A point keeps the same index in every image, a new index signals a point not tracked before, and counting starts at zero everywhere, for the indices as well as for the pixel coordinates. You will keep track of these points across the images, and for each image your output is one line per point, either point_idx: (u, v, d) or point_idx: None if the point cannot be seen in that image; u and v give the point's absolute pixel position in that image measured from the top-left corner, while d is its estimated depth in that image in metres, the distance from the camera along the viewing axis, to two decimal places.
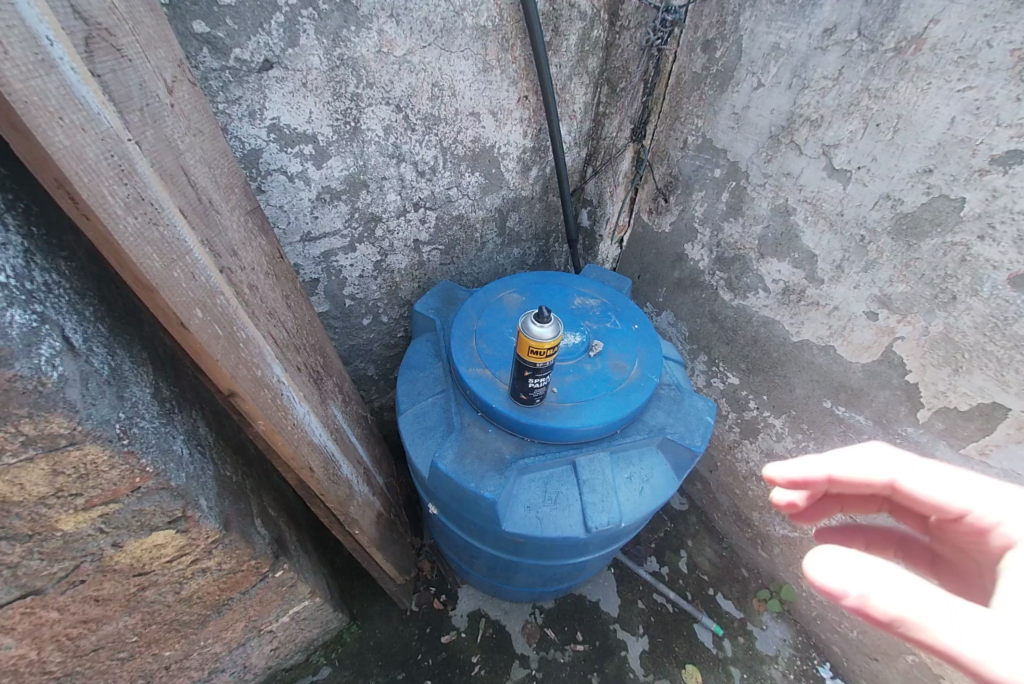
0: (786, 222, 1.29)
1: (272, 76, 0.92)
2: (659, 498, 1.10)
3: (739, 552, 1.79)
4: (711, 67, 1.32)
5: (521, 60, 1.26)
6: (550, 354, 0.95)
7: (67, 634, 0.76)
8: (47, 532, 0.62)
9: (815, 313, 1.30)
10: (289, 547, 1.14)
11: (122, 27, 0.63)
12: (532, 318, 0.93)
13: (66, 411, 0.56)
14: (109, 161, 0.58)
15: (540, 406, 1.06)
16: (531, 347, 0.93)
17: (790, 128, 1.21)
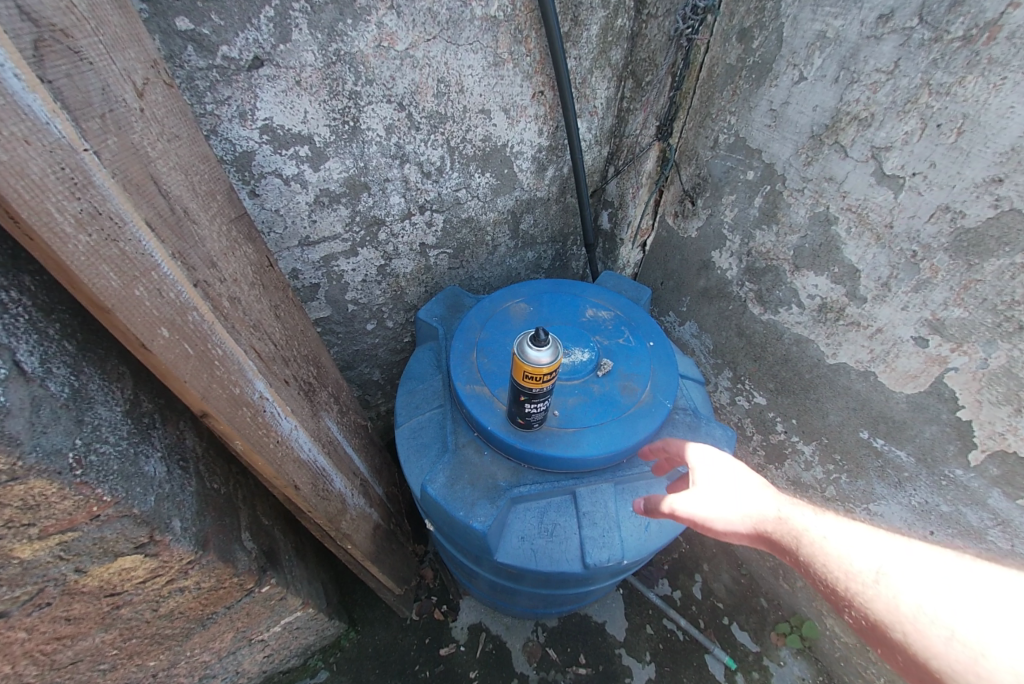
0: (826, 232, 1.15)
1: (262, 75, 0.87)
2: (666, 534, 1.01)
3: (758, 580, 1.68)
4: (747, 58, 1.20)
5: (536, 52, 1.16)
6: (548, 379, 0.88)
7: (42, 649, 0.75)
8: (3, 559, 0.60)
9: (855, 333, 1.16)
10: (280, 558, 1.12)
11: (82, 27, 0.59)
12: (528, 338, 0.86)
13: (5, 446, 0.53)
14: (59, 175, 0.54)
15: (539, 431, 0.99)
16: (526, 371, 0.87)
17: (835, 127, 1.07)
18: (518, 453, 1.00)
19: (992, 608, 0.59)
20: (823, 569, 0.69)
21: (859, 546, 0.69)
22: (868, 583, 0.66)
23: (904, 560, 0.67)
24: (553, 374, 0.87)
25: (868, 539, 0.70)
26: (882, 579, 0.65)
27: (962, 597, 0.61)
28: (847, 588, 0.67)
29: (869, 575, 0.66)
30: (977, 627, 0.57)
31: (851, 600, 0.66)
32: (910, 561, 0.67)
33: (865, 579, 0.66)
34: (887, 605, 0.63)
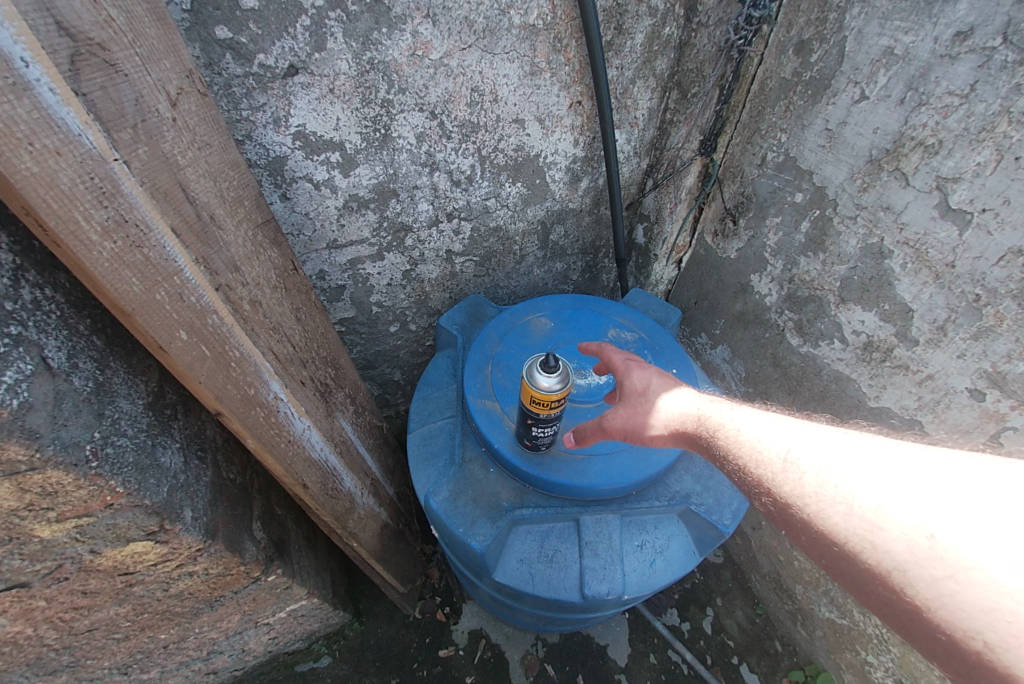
0: (878, 265, 1.06)
1: (297, 82, 0.88)
2: (672, 574, 0.97)
3: (774, 622, 1.59)
4: (804, 73, 1.12)
5: (575, 61, 1.13)
6: (555, 406, 0.86)
7: (61, 616, 0.80)
8: (25, 537, 0.65)
9: (901, 377, 1.07)
10: (289, 548, 1.16)
11: (120, 41, 0.62)
12: (539, 363, 0.86)
13: (24, 439, 0.56)
14: (88, 184, 0.56)
15: (545, 455, 0.97)
16: (534, 397, 0.86)
17: (896, 153, 0.98)
18: (522, 474, 0.99)
19: (958, 489, 0.58)
20: (791, 494, 0.68)
21: (824, 454, 0.68)
22: (829, 491, 0.65)
23: (870, 458, 0.65)
24: (561, 402, 0.85)
25: (832, 441, 0.70)
26: (842, 488, 0.64)
27: (928, 486, 0.59)
28: (815, 515, 0.65)
29: (839, 485, 0.64)
30: (940, 519, 0.56)
31: (815, 513, 0.65)
32: (873, 457, 0.65)
33: (823, 487, 0.65)
34: (845, 508, 0.63)
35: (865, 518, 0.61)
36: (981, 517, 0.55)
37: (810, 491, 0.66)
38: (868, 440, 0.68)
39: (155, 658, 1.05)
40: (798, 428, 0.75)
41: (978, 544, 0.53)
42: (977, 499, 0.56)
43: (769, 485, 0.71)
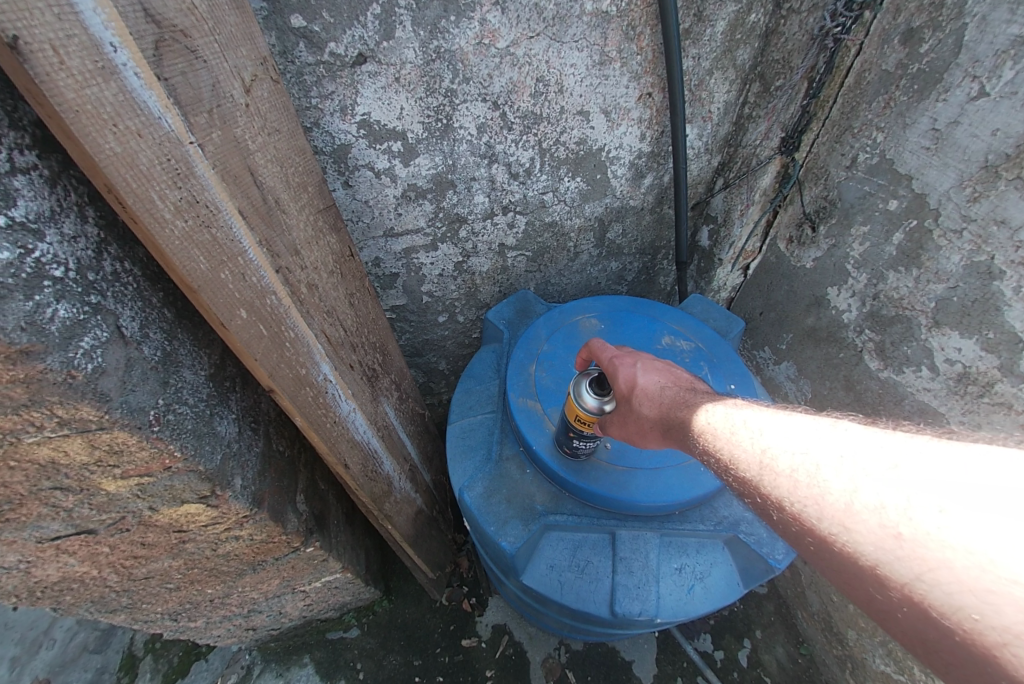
0: (984, 286, 0.93)
1: (365, 71, 0.89)
2: (711, 602, 0.91)
3: (820, 665, 1.47)
4: (911, 65, 1.00)
5: (648, 51, 1.07)
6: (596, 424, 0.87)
7: (123, 562, 0.87)
8: (94, 489, 0.71)
9: (1002, 417, 0.93)
10: (328, 523, 1.20)
11: (201, 27, 0.65)
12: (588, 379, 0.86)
13: (95, 401, 0.61)
14: (165, 165, 0.59)
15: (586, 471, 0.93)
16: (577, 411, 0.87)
17: (1020, 158, 0.85)
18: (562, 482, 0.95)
19: (937, 475, 0.50)
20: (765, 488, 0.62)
21: (798, 449, 0.61)
22: (804, 482, 0.58)
23: (845, 447, 0.58)
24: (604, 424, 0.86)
25: (808, 432, 0.62)
26: (818, 481, 0.57)
27: (906, 474, 0.52)
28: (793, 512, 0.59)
29: (814, 475, 0.58)
30: (919, 506, 0.49)
31: (792, 513, 0.59)
32: (848, 448, 0.57)
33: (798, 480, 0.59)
34: (818, 503, 0.56)
35: (839, 514, 0.54)
36: (961, 499, 0.47)
37: (786, 486, 0.60)
38: (845, 426, 0.60)
39: (202, 609, 1.13)
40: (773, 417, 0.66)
41: (958, 531, 0.46)
42: (959, 482, 0.48)
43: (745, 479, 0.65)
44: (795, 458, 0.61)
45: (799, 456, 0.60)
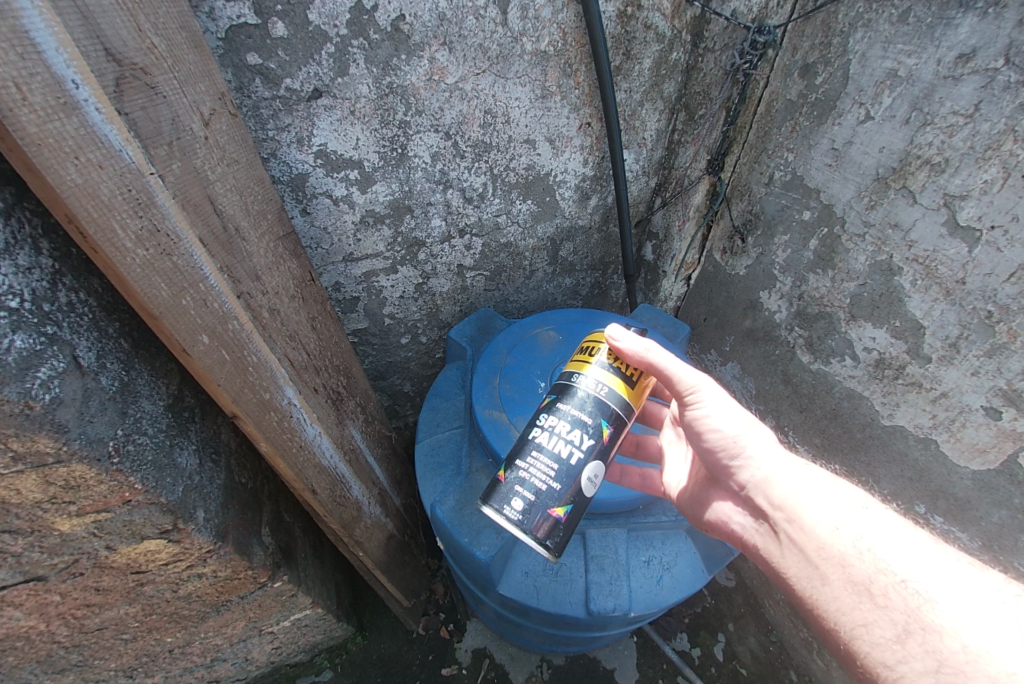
0: (888, 281, 1.06)
1: (320, 105, 0.94)
2: (680, 591, 0.95)
3: (789, 651, 1.54)
4: (809, 95, 1.15)
5: (584, 85, 1.17)
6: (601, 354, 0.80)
7: (73, 613, 0.82)
8: (46, 529, 0.68)
9: (915, 395, 1.05)
10: (295, 556, 1.17)
11: (160, 65, 0.67)
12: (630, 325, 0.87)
13: (51, 432, 0.60)
14: (126, 196, 0.61)
15: (520, 496, 0.73)
16: (581, 347, 0.84)
17: (903, 171, 1.00)
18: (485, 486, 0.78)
19: (970, 600, 0.64)
20: (791, 522, 0.74)
21: (831, 508, 0.74)
22: (839, 535, 0.71)
23: (878, 524, 0.72)
24: (613, 364, 0.79)
25: (841, 497, 0.76)
26: (854, 545, 0.70)
27: (942, 585, 0.66)
28: (817, 548, 0.71)
29: (852, 536, 0.71)
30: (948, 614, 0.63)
31: (815, 548, 0.71)
32: (903, 544, 0.70)
33: (832, 531, 0.71)
34: (856, 556, 0.69)
35: (868, 575, 0.67)
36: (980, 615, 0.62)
37: (823, 531, 0.72)
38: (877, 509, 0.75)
39: (160, 662, 1.06)
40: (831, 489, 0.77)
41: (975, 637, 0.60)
42: (977, 598, 0.64)
43: (766, 504, 0.76)
44: (844, 517, 0.73)
45: (843, 515, 0.73)
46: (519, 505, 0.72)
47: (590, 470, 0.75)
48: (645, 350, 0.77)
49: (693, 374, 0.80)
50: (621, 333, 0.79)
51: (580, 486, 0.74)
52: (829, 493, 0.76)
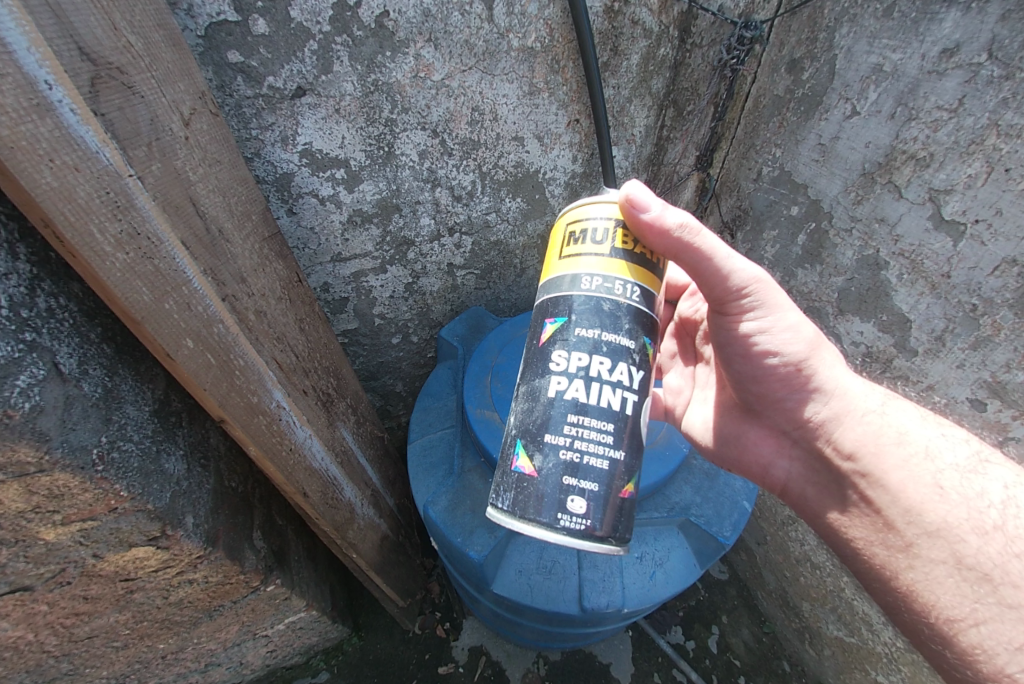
0: (875, 276, 1.07)
1: (304, 103, 0.92)
2: (673, 586, 0.96)
3: (782, 641, 1.56)
4: (796, 90, 1.16)
5: (572, 82, 1.17)
6: (605, 234, 0.66)
7: (62, 622, 0.81)
8: (31, 540, 0.67)
9: (902, 388, 1.06)
10: (289, 559, 1.16)
11: (137, 64, 0.66)
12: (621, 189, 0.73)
13: (32, 441, 0.58)
14: (103, 198, 0.60)
15: (577, 494, 0.60)
16: (569, 231, 0.70)
17: (888, 166, 1.00)
18: (510, 494, 0.62)
19: None
20: (867, 476, 0.73)
21: (916, 461, 0.71)
22: (946, 502, 0.68)
23: (969, 474, 0.69)
24: (626, 247, 0.65)
25: (923, 439, 0.72)
26: (948, 501, 0.68)
27: None
28: (906, 510, 0.69)
29: (971, 507, 0.67)
30: None
31: (904, 509, 0.69)
32: (995, 493, 0.68)
33: (933, 495, 0.68)
34: (981, 536, 0.65)
35: (995, 557, 0.64)
36: None
37: (920, 492, 0.69)
38: (963, 451, 0.72)
39: (153, 669, 1.05)
40: (909, 428, 0.73)
41: None
42: None
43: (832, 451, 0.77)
44: (956, 481, 0.69)
45: (960, 484, 0.68)
46: (582, 507, 0.59)
47: (641, 415, 0.65)
48: (685, 223, 0.64)
49: (748, 272, 0.71)
50: (651, 197, 0.63)
51: (636, 435, 0.63)
52: (927, 445, 0.72)
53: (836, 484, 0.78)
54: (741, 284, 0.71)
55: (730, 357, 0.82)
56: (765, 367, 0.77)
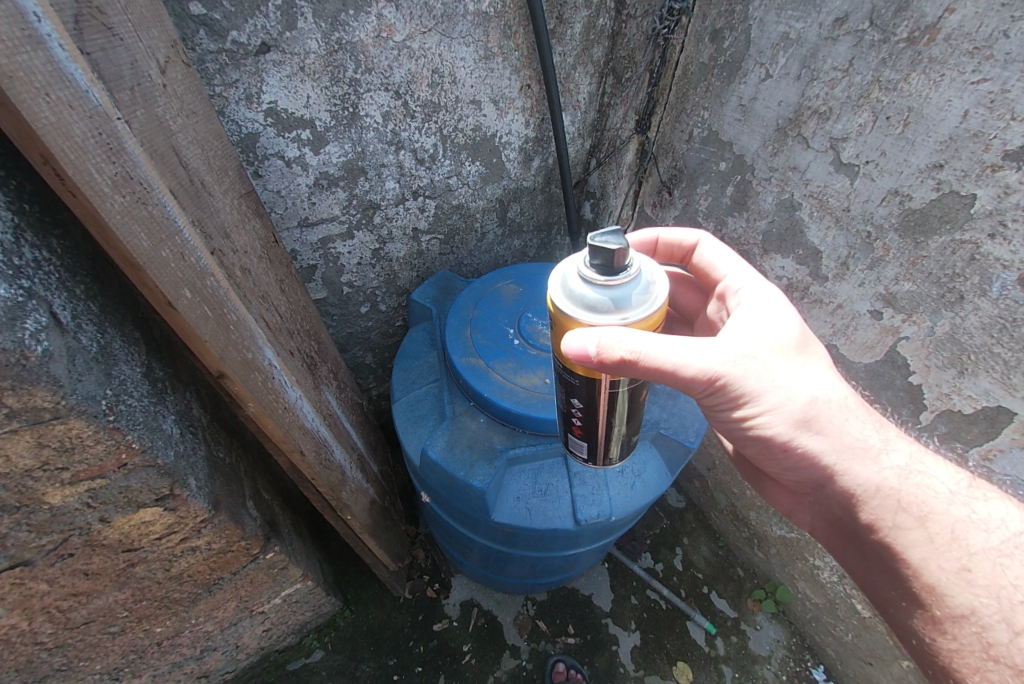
0: (791, 217, 1.26)
1: (269, 60, 0.92)
2: (650, 494, 1.09)
3: (735, 551, 1.78)
4: (719, 57, 1.32)
5: (523, 48, 1.25)
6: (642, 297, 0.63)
7: (58, 606, 0.78)
8: (35, 504, 0.64)
9: (818, 310, 1.26)
10: (281, 529, 1.15)
11: (114, 6, 0.64)
12: (603, 245, 0.58)
13: (49, 386, 0.57)
14: (97, 139, 0.58)
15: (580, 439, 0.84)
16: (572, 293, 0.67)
17: (797, 121, 1.18)
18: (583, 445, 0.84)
19: None
20: (881, 545, 0.73)
21: (918, 528, 0.70)
22: (974, 588, 0.66)
23: (1000, 567, 0.67)
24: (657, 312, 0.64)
25: (918, 501, 0.72)
26: (973, 587, 0.66)
27: None
28: (929, 587, 0.69)
29: (1002, 592, 0.65)
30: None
31: (923, 584, 0.70)
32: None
33: (957, 578, 0.67)
34: (1014, 627, 0.63)
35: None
36: None
37: (942, 574, 0.68)
38: (976, 523, 0.71)
39: (147, 659, 1.02)
40: (905, 492, 0.72)
41: None
42: None
43: (842, 517, 0.78)
44: (988, 567, 0.67)
45: (991, 571, 0.67)
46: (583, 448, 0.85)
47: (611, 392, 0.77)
48: (622, 349, 0.62)
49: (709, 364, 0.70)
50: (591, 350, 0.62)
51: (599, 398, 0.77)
52: (954, 524, 0.70)
53: (852, 544, 0.79)
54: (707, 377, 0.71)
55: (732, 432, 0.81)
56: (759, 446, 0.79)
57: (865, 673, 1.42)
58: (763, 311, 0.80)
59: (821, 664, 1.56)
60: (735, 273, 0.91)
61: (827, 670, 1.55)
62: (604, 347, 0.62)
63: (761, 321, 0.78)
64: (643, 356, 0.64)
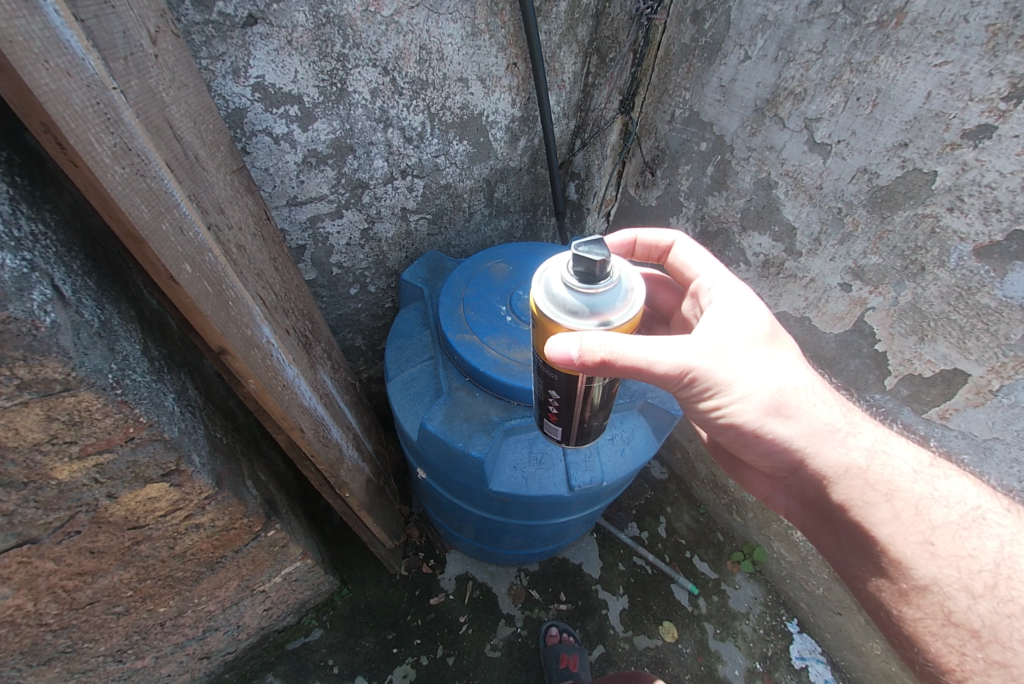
0: (768, 195, 1.31)
1: (256, 33, 0.91)
2: (639, 459, 1.14)
3: (715, 518, 1.87)
4: (700, 38, 1.35)
5: (509, 25, 1.25)
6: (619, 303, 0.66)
7: (64, 585, 0.78)
8: (43, 480, 0.65)
9: (793, 284, 1.33)
10: (280, 509, 1.16)
11: None
12: (586, 255, 0.61)
13: (60, 357, 0.58)
14: (96, 109, 0.57)
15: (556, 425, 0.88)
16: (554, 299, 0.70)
17: (774, 102, 1.23)
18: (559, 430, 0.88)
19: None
20: (855, 524, 0.78)
21: (884, 502, 0.76)
22: (936, 560, 0.72)
23: (956, 535, 0.73)
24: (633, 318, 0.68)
25: (881, 478, 0.77)
26: (933, 556, 0.72)
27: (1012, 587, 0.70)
28: (896, 562, 0.75)
29: (961, 564, 0.71)
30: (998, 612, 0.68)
31: (891, 559, 0.75)
32: (981, 551, 0.72)
33: (920, 551, 0.73)
34: (971, 596, 0.70)
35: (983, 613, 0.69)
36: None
37: (907, 547, 0.74)
38: (939, 494, 0.76)
39: (150, 640, 1.02)
40: (870, 470, 0.77)
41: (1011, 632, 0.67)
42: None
43: (814, 499, 0.83)
44: (948, 540, 0.73)
45: (951, 543, 0.73)
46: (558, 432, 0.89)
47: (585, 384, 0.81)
48: (600, 348, 0.66)
49: (680, 360, 0.75)
50: (571, 352, 0.67)
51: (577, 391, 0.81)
52: (918, 500, 0.75)
53: (827, 525, 0.84)
54: (677, 371, 0.75)
55: (707, 424, 0.85)
56: (732, 435, 0.83)
57: (835, 621, 1.53)
58: (734, 307, 0.85)
59: (795, 617, 1.67)
60: (708, 273, 0.96)
61: (801, 623, 1.67)
62: (585, 348, 0.66)
63: (733, 318, 0.83)
64: (619, 354, 0.68)
